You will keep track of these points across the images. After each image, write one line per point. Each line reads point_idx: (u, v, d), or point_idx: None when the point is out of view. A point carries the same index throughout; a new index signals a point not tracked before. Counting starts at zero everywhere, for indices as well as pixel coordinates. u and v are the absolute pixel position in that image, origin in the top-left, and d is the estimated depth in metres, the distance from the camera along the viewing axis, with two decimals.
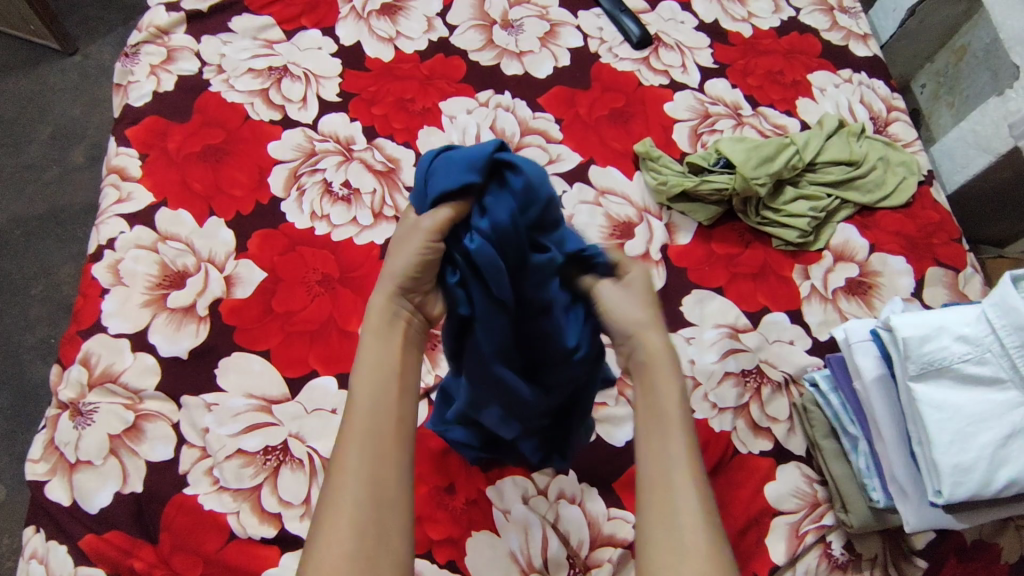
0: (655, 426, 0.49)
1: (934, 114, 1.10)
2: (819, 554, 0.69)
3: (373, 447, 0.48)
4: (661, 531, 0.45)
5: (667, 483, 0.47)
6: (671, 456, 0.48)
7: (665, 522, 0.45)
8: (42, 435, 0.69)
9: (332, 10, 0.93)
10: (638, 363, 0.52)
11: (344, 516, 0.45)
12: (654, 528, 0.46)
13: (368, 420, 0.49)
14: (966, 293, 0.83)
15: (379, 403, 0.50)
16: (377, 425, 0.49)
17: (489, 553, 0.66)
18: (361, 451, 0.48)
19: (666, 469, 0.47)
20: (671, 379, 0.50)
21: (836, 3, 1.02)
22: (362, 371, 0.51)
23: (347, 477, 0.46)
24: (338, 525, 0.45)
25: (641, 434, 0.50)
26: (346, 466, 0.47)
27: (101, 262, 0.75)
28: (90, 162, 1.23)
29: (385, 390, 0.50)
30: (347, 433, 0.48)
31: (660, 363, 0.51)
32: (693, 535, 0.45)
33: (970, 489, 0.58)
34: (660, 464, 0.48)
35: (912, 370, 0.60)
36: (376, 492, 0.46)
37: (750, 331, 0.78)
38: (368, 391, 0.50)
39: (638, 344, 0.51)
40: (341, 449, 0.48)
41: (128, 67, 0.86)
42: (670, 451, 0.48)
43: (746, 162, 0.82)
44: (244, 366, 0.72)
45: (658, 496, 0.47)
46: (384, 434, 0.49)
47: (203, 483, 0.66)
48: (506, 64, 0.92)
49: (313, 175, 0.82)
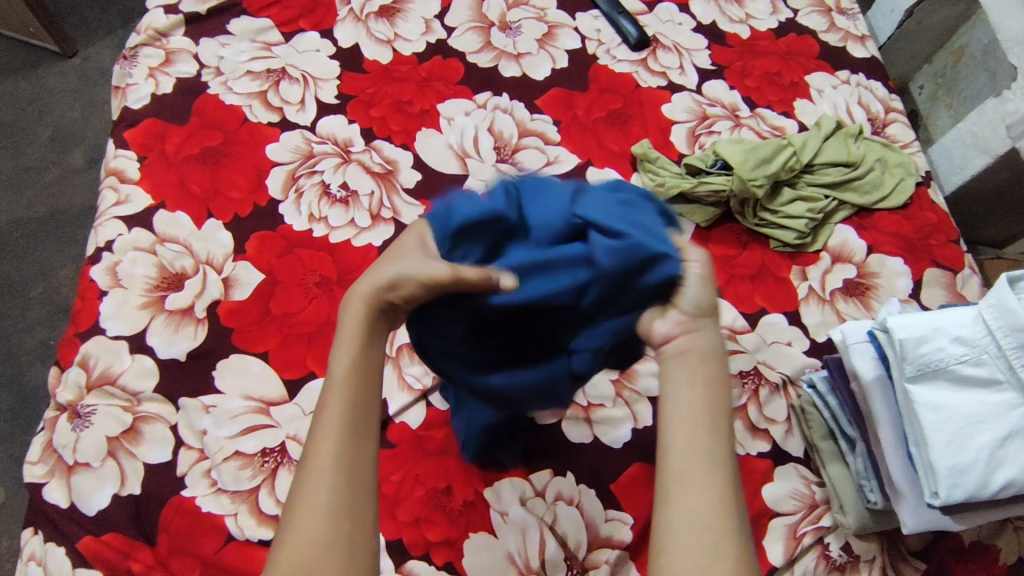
0: (700, 420, 0.47)
1: (933, 115, 1.10)
2: (817, 555, 0.69)
3: (348, 427, 0.46)
4: (697, 532, 0.44)
5: (703, 480, 0.45)
6: (711, 456, 0.46)
7: (700, 524, 0.44)
8: (40, 438, 0.69)
9: (330, 12, 0.93)
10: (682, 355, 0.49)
11: (320, 508, 0.44)
12: (687, 527, 0.44)
13: (346, 411, 0.47)
14: (964, 294, 0.83)
15: (359, 394, 0.48)
16: (353, 404, 0.47)
17: (486, 554, 0.66)
18: (337, 443, 0.46)
19: (706, 468, 0.46)
20: (713, 379, 0.49)
21: (834, 4, 1.02)
22: (339, 358, 0.48)
23: (323, 469, 0.45)
24: (312, 505, 0.44)
25: (678, 429, 0.47)
26: (322, 459, 0.45)
27: (100, 264, 0.75)
28: (89, 164, 1.23)
29: (364, 381, 0.48)
30: (322, 424, 0.46)
31: (706, 363, 0.49)
32: (728, 540, 0.44)
33: (967, 490, 0.58)
34: (698, 464, 0.46)
35: (909, 371, 0.60)
36: (353, 485, 0.45)
37: (748, 332, 0.78)
38: (348, 380, 0.48)
39: (698, 333, 0.50)
40: (315, 440, 0.46)
41: (126, 70, 0.87)
42: (711, 453, 0.47)
43: (744, 164, 0.82)
44: (242, 368, 0.72)
45: (694, 491, 0.45)
46: (358, 414, 0.47)
47: (201, 485, 0.67)
48: (504, 66, 0.92)
49: (311, 177, 0.82)
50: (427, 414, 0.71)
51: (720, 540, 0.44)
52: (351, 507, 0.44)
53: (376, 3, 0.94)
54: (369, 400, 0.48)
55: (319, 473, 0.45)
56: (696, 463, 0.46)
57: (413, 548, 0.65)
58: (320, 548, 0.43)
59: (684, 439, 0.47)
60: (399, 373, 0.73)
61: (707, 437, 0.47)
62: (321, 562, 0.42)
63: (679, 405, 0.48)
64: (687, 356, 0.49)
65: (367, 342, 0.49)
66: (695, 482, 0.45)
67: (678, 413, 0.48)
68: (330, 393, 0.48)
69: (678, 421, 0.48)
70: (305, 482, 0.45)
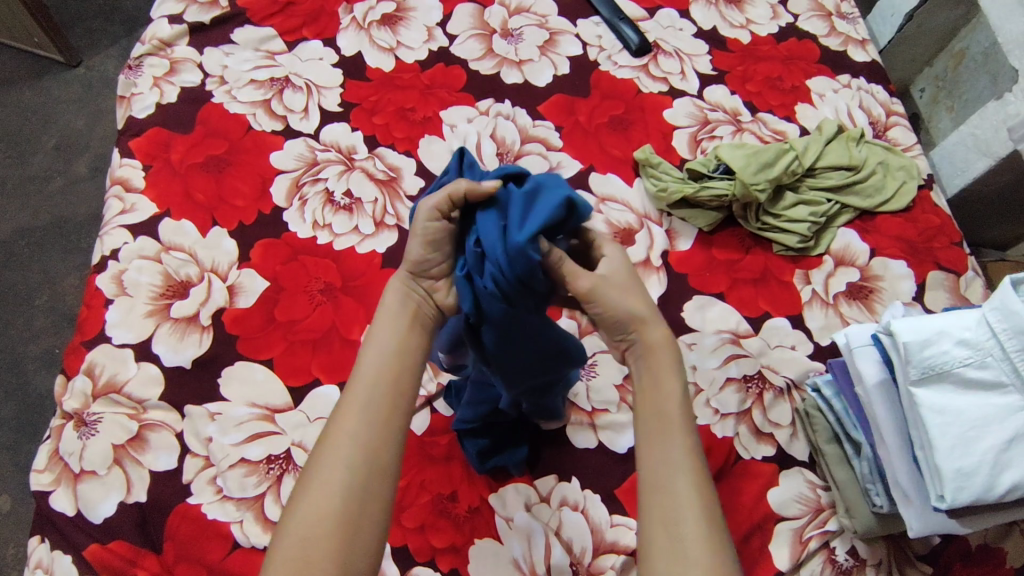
0: (658, 427, 0.49)
1: (934, 118, 1.11)
2: (823, 560, 0.69)
3: (368, 418, 0.49)
4: (666, 537, 0.46)
5: (667, 483, 0.47)
6: (674, 461, 0.48)
7: (668, 530, 0.46)
8: (47, 445, 0.69)
9: (333, 21, 0.93)
10: (637, 362, 0.52)
11: (330, 485, 0.47)
12: (656, 529, 0.46)
13: (368, 398, 0.50)
14: (967, 297, 0.83)
15: (393, 377, 0.51)
16: (373, 398, 0.50)
17: (492, 561, 0.66)
18: (355, 425, 0.49)
19: (668, 468, 0.48)
20: (670, 382, 0.51)
21: (834, 8, 1.03)
22: (372, 344, 0.52)
23: (338, 448, 0.48)
24: (324, 483, 0.47)
25: (641, 440, 0.50)
26: (340, 439, 0.49)
27: (105, 272, 0.76)
28: (93, 173, 1.24)
29: (392, 371, 0.51)
30: (346, 407, 0.50)
31: (659, 363, 0.51)
32: (698, 543, 0.45)
33: (973, 493, 0.58)
34: (663, 471, 0.48)
35: (914, 375, 0.60)
36: (367, 472, 0.48)
37: (752, 336, 0.79)
38: (376, 371, 0.51)
39: (639, 339, 0.52)
40: (338, 421, 0.49)
41: (131, 80, 0.87)
42: (673, 456, 0.48)
43: (746, 168, 0.83)
44: (247, 376, 0.72)
45: (656, 496, 0.47)
46: (378, 408, 0.50)
47: (206, 492, 0.67)
48: (506, 73, 0.92)
49: (314, 184, 0.82)
50: (429, 421, 0.72)
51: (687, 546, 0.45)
52: (360, 499, 0.47)
53: (379, 11, 0.95)
54: (391, 390, 0.51)
55: (340, 451, 0.48)
56: (659, 466, 0.48)
57: (419, 555, 0.65)
58: (322, 530, 0.46)
59: (647, 449, 0.49)
60: None
61: (669, 443, 0.49)
62: (322, 544, 0.45)
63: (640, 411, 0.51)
64: (644, 363, 0.52)
65: (393, 321, 0.53)
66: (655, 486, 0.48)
67: (645, 421, 0.50)
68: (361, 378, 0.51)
69: (643, 427, 0.50)
70: (321, 457, 0.49)
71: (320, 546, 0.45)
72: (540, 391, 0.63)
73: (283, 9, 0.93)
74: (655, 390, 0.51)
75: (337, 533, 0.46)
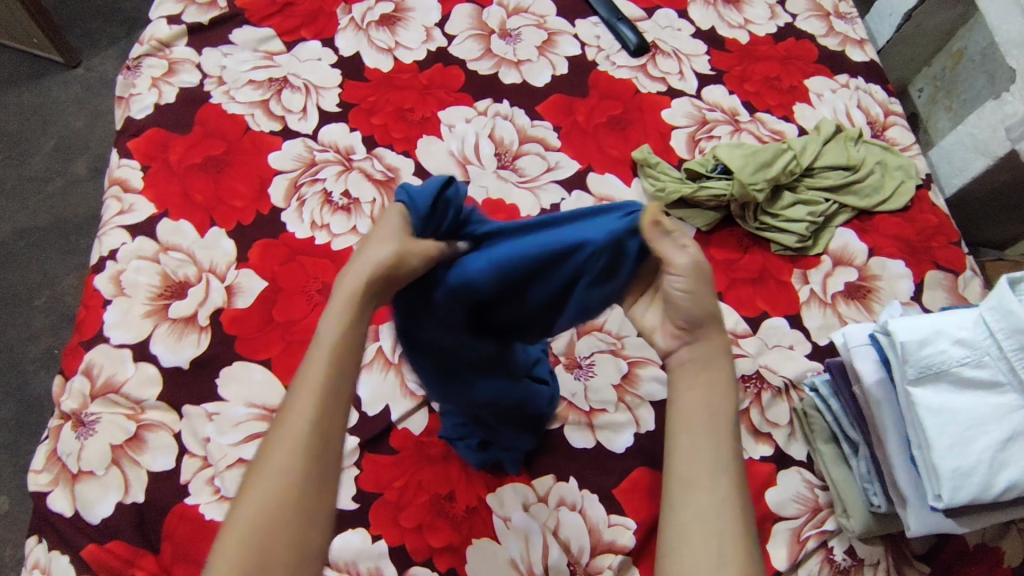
0: (704, 427, 0.49)
1: (933, 118, 1.11)
2: (821, 559, 0.69)
3: (322, 405, 0.45)
4: (701, 535, 0.46)
5: (708, 484, 0.47)
6: (718, 465, 0.48)
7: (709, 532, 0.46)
8: (45, 446, 0.69)
9: (331, 22, 0.94)
10: (692, 360, 0.51)
11: (282, 475, 0.43)
12: (692, 530, 0.46)
13: (325, 381, 0.45)
14: (966, 296, 0.83)
15: (336, 379, 0.46)
16: (330, 382, 0.46)
17: (489, 561, 0.66)
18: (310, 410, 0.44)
19: (710, 471, 0.48)
20: (720, 387, 0.51)
21: (832, 8, 1.03)
22: (328, 320, 0.47)
23: (290, 435, 0.44)
24: (272, 473, 0.43)
25: (685, 433, 0.49)
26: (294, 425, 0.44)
27: (103, 273, 0.76)
28: (93, 174, 1.24)
29: (348, 356, 0.47)
30: (298, 391, 0.45)
31: (714, 367, 0.51)
32: (735, 547, 0.45)
33: (970, 493, 0.58)
34: (705, 471, 0.48)
35: (911, 374, 0.60)
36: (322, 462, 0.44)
37: (750, 336, 0.79)
38: (331, 350, 0.46)
39: (698, 343, 0.51)
40: (290, 405, 0.45)
41: (129, 80, 0.87)
42: (717, 459, 0.48)
43: (744, 168, 0.83)
44: (245, 376, 0.72)
45: (694, 493, 0.47)
46: (334, 393, 0.46)
47: (204, 492, 0.67)
48: (505, 73, 0.92)
49: (312, 184, 0.82)
50: (428, 421, 0.72)
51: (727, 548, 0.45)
52: (314, 489, 0.44)
53: (377, 11, 0.95)
54: (348, 373, 0.47)
55: (288, 444, 0.44)
56: (701, 469, 0.48)
57: (416, 555, 0.65)
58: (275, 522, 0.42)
59: (687, 443, 0.49)
60: (401, 379, 0.74)
61: (711, 448, 0.49)
62: (274, 538, 0.42)
63: (680, 411, 0.50)
64: (689, 364, 0.51)
65: (354, 307, 0.47)
66: (698, 487, 0.47)
67: (687, 423, 0.49)
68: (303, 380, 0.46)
69: (683, 426, 0.50)
70: (271, 444, 0.44)
71: (271, 539, 0.42)
72: (508, 411, 0.63)
73: (281, 10, 0.93)
74: (699, 391, 0.50)
75: (281, 541, 0.42)
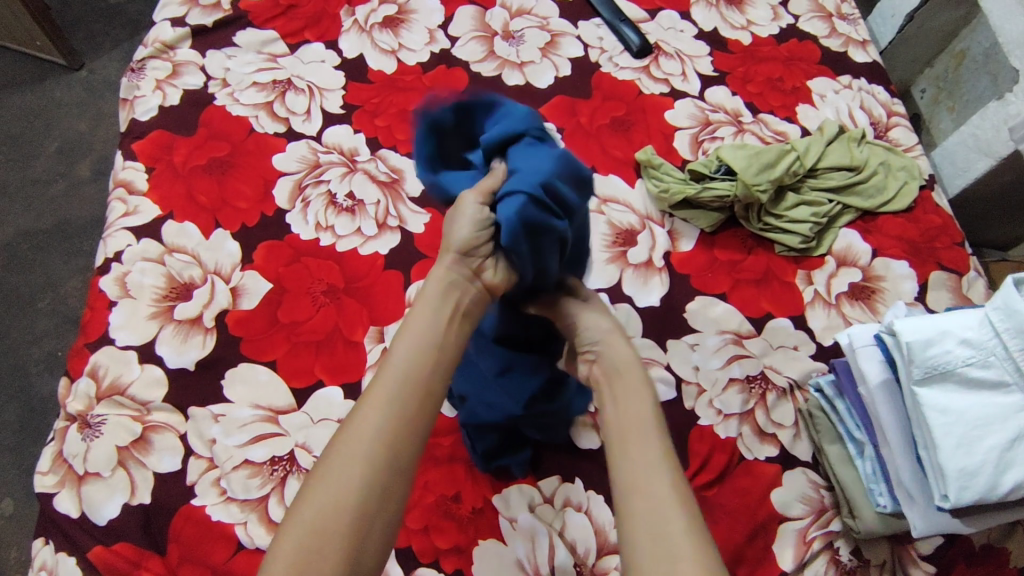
0: (636, 434, 0.51)
1: (935, 119, 1.11)
2: (827, 560, 0.69)
3: (396, 412, 0.46)
4: (653, 537, 0.45)
5: (650, 484, 0.47)
6: (657, 465, 0.49)
7: (654, 529, 0.45)
8: (51, 448, 0.70)
9: (335, 23, 0.94)
10: (614, 373, 0.56)
11: (349, 480, 0.44)
12: (640, 533, 0.45)
13: (397, 387, 0.47)
14: (970, 297, 0.83)
15: (404, 389, 0.47)
16: (403, 388, 0.47)
17: (496, 562, 0.66)
18: (381, 413, 0.46)
19: (654, 475, 0.48)
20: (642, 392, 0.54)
21: (834, 9, 1.03)
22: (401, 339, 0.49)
23: (358, 439, 0.45)
24: (339, 477, 0.44)
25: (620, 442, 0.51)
26: (362, 430, 0.45)
27: (109, 275, 0.76)
28: (95, 176, 1.24)
29: (418, 364, 0.48)
30: (370, 398, 0.46)
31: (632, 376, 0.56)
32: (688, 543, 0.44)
33: (976, 492, 0.58)
34: (642, 473, 0.48)
35: (917, 374, 0.60)
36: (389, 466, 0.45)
37: (755, 336, 0.79)
38: (401, 365, 0.48)
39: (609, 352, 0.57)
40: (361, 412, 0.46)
41: (134, 83, 0.87)
42: (653, 460, 0.49)
43: (748, 169, 0.83)
44: (250, 377, 0.72)
45: (639, 497, 0.47)
46: (408, 398, 0.47)
47: (210, 494, 0.67)
48: (508, 74, 0.93)
49: (317, 186, 0.82)
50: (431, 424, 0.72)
51: (676, 543, 0.44)
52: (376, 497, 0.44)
53: (381, 13, 0.95)
54: (425, 376, 0.48)
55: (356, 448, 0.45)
56: (641, 470, 0.48)
57: (422, 556, 0.65)
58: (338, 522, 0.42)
59: (629, 450, 0.50)
60: None
61: (643, 449, 0.50)
62: (326, 542, 0.42)
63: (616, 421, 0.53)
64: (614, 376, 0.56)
65: (434, 312, 0.50)
66: (639, 490, 0.47)
67: (619, 431, 0.52)
68: (370, 398, 0.46)
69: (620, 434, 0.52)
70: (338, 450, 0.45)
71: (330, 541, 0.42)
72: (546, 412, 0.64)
73: (285, 11, 0.94)
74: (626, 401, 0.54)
75: (337, 545, 0.42)
